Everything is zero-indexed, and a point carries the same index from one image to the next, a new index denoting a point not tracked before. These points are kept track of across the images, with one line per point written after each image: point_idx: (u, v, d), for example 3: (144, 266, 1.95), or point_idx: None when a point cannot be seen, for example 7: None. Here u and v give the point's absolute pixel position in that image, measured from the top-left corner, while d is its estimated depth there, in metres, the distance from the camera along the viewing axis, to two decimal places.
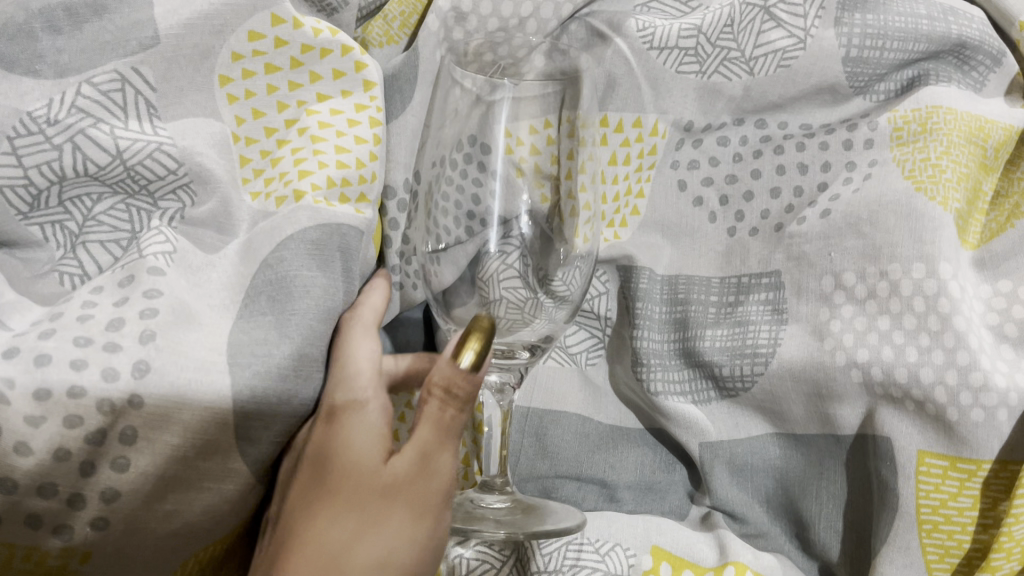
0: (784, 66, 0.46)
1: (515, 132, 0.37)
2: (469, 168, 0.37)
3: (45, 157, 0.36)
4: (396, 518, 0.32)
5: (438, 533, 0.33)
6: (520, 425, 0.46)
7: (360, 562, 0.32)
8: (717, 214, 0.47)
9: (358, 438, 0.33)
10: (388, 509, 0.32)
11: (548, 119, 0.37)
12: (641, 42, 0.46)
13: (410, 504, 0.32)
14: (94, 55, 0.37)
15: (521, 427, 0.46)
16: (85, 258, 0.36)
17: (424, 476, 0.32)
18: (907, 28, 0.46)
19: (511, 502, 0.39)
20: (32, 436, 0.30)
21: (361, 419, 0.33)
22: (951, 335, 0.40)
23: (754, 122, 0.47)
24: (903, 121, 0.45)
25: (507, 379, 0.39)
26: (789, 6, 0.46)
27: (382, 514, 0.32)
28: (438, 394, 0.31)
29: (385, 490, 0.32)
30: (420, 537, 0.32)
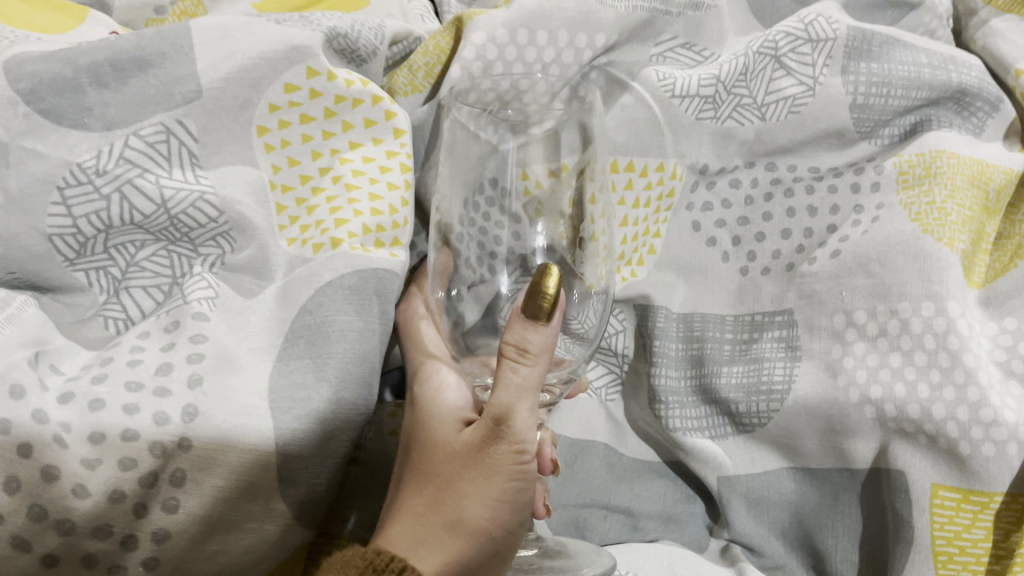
0: (795, 113, 0.48)
1: (533, 175, 0.38)
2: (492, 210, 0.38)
3: (93, 207, 0.37)
4: (480, 474, 0.34)
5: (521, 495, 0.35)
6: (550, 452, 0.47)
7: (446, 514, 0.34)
8: (729, 254, 0.49)
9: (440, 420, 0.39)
10: (470, 470, 0.34)
11: (565, 164, 0.37)
12: (664, 91, 0.47)
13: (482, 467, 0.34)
14: (140, 108, 0.38)
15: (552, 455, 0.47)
16: (128, 303, 0.38)
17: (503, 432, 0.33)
18: (909, 76, 0.48)
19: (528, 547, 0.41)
20: (89, 478, 0.31)
21: (438, 396, 0.40)
22: (961, 372, 0.41)
23: (764, 166, 0.49)
24: (908, 165, 0.47)
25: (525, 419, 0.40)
26: (798, 54, 0.48)
27: (463, 477, 0.34)
28: (512, 352, 0.31)
29: (469, 453, 0.35)
30: (500, 494, 0.34)
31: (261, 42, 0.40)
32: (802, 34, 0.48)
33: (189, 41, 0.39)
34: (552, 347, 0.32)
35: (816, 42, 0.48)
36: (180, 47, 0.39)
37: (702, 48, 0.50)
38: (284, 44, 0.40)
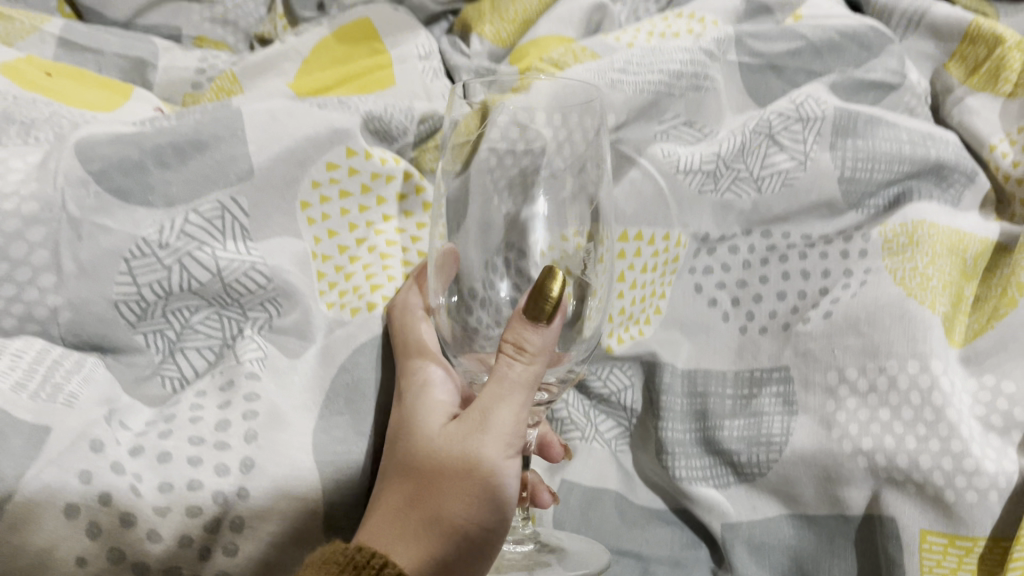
0: (787, 185, 0.52)
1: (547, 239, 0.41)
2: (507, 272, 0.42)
3: (156, 275, 0.41)
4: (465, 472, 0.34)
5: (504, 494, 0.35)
6: (566, 497, 0.51)
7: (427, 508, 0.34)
8: (729, 313, 0.53)
9: (424, 413, 0.38)
10: (452, 464, 0.35)
11: (578, 229, 0.41)
12: (669, 166, 0.52)
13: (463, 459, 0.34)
14: (198, 187, 0.42)
15: (568, 499, 0.51)
16: (183, 363, 0.41)
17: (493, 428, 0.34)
18: (892, 152, 0.53)
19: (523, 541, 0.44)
20: (159, 524, 0.34)
21: (423, 392, 0.39)
22: (945, 425, 0.45)
23: (760, 233, 0.53)
24: (893, 234, 0.51)
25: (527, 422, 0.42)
26: (791, 132, 0.53)
27: (444, 471, 0.35)
28: (512, 350, 0.34)
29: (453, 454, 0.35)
30: (484, 486, 0.34)
31: (306, 126, 0.44)
32: (794, 114, 0.53)
33: (242, 125, 0.44)
34: (549, 348, 0.35)
35: (806, 121, 0.53)
36: (234, 131, 0.44)
37: (701, 125, 0.54)
38: (327, 128, 0.45)
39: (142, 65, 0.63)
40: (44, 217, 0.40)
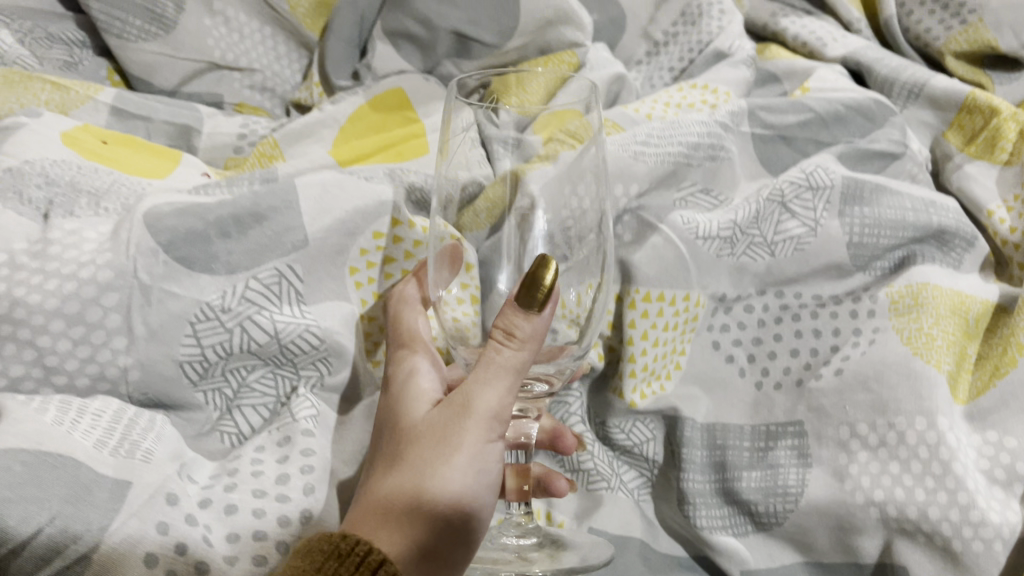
0: (799, 250, 0.56)
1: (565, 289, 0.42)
2: None
3: (218, 337, 0.44)
4: (447, 454, 0.37)
5: (483, 475, 0.38)
6: None
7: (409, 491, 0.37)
8: (745, 369, 0.56)
9: (412, 403, 0.41)
10: (437, 450, 0.38)
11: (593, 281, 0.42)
12: (689, 233, 0.55)
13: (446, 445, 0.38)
14: (258, 256, 0.46)
15: None
16: (240, 420, 0.45)
17: (477, 410, 0.38)
18: (897, 218, 0.56)
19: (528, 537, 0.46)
20: (229, 572, 0.37)
21: (410, 379, 0.43)
22: (952, 478, 0.48)
23: (774, 293, 0.56)
24: (898, 295, 0.54)
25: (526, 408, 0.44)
26: (802, 201, 0.56)
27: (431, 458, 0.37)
28: (502, 334, 0.37)
29: (437, 436, 0.38)
30: (462, 474, 0.37)
31: (355, 198, 0.48)
32: (804, 183, 0.57)
33: (296, 197, 0.47)
34: (537, 336, 0.37)
35: (816, 189, 0.56)
36: (288, 202, 0.47)
37: (718, 193, 0.58)
38: (374, 199, 0.48)
39: (188, 131, 0.67)
40: (118, 284, 0.43)
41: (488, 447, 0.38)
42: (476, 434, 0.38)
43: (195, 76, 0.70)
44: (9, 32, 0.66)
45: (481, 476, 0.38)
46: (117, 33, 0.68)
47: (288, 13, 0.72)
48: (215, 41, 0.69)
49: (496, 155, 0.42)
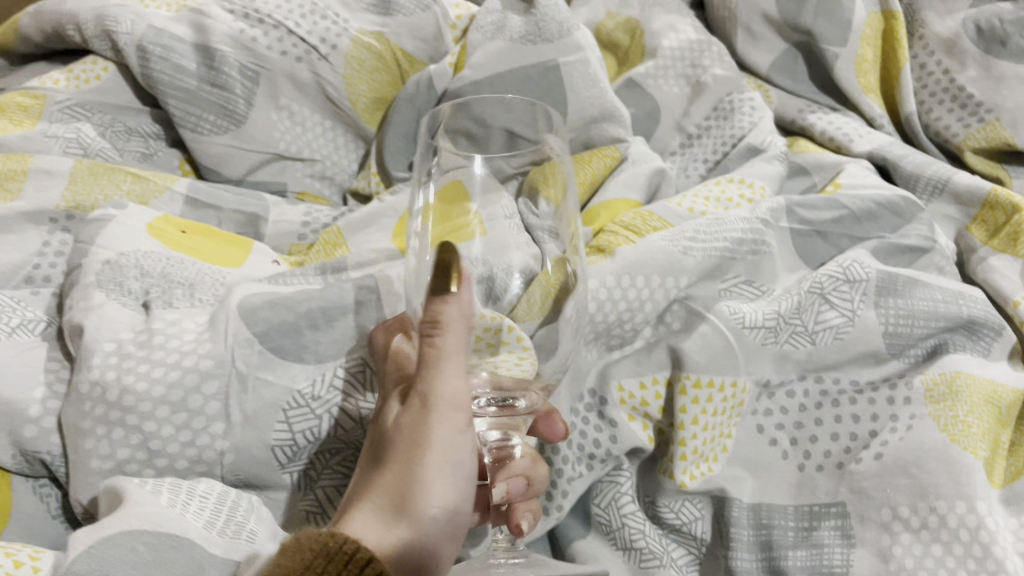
0: (838, 339, 0.59)
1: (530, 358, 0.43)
2: (591, 415, 0.58)
3: (307, 423, 0.48)
4: (417, 451, 0.41)
5: (456, 463, 0.42)
6: None
7: (397, 491, 0.41)
8: (788, 451, 0.59)
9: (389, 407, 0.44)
10: (410, 449, 0.41)
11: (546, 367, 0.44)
12: (736, 322, 0.58)
13: (413, 441, 0.41)
14: (344, 345, 0.51)
15: None
16: (322, 498, 0.50)
17: (434, 401, 0.40)
18: (929, 309, 0.60)
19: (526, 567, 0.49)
20: None
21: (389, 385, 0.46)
22: (993, 561, 0.50)
23: (814, 378, 0.60)
24: (933, 382, 0.57)
25: (506, 429, 0.46)
26: (839, 293, 0.60)
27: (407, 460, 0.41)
28: (429, 325, 0.39)
29: (406, 436, 0.42)
30: (433, 469, 0.41)
31: None
32: (841, 276, 0.61)
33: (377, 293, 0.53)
34: (458, 316, 0.39)
35: (852, 281, 0.61)
36: (371, 294, 0.53)
37: (760, 284, 0.62)
38: None
39: (255, 219, 0.71)
40: (217, 372, 0.47)
41: (457, 435, 0.41)
42: (439, 425, 0.41)
43: (261, 167, 0.74)
44: (92, 126, 0.72)
45: (452, 464, 0.41)
46: (192, 128, 0.72)
47: (350, 109, 0.75)
48: (280, 134, 0.74)
49: (541, 241, 0.46)
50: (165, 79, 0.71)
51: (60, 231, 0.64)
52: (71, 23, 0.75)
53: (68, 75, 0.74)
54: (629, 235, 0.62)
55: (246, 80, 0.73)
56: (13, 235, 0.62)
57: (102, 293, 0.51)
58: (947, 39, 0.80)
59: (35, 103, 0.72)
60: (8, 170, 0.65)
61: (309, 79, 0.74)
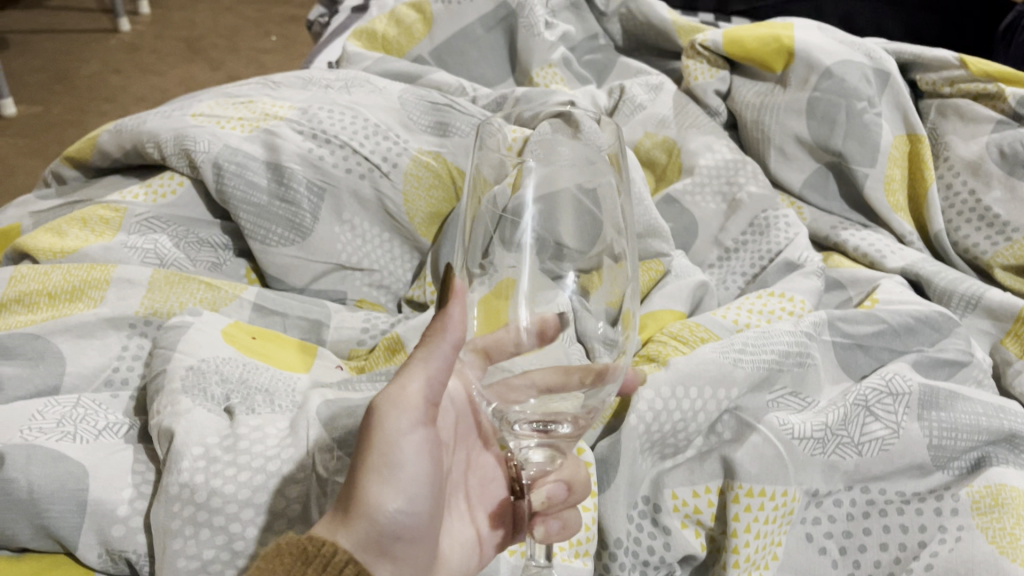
0: (884, 450, 0.61)
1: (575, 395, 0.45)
2: (644, 521, 0.59)
3: None
4: (365, 455, 0.46)
5: (404, 462, 0.46)
6: None
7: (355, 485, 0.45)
8: (838, 561, 0.60)
9: None
10: (366, 449, 0.46)
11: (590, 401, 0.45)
12: (786, 433, 0.60)
13: (372, 441, 0.46)
14: None
15: None
16: None
17: (385, 406, 0.46)
18: (972, 422, 0.62)
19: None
20: None
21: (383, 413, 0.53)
22: None
23: (860, 488, 0.61)
24: (979, 494, 0.59)
25: (550, 449, 0.47)
26: (883, 405, 0.63)
27: (362, 457, 0.46)
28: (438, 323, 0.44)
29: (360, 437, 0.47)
30: (384, 463, 0.46)
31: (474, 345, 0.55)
32: (885, 389, 0.63)
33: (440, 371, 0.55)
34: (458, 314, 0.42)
35: (895, 394, 0.63)
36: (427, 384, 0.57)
37: (805, 395, 0.65)
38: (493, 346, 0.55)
39: (318, 326, 0.74)
40: (298, 477, 0.51)
41: (404, 437, 0.46)
42: (384, 429, 0.46)
43: (326, 275, 0.78)
44: (168, 238, 0.77)
45: (399, 466, 0.46)
46: (260, 238, 0.76)
47: (408, 223, 0.80)
48: (342, 246, 0.78)
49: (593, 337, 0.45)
50: (238, 194, 0.76)
51: (137, 335, 0.68)
52: (151, 141, 0.81)
53: (147, 190, 0.80)
54: (677, 345, 0.66)
55: (313, 196, 0.77)
56: (96, 340, 0.66)
57: (188, 399, 0.55)
58: (972, 161, 0.84)
59: (115, 216, 0.77)
60: (91, 279, 0.70)
61: (371, 194, 0.80)
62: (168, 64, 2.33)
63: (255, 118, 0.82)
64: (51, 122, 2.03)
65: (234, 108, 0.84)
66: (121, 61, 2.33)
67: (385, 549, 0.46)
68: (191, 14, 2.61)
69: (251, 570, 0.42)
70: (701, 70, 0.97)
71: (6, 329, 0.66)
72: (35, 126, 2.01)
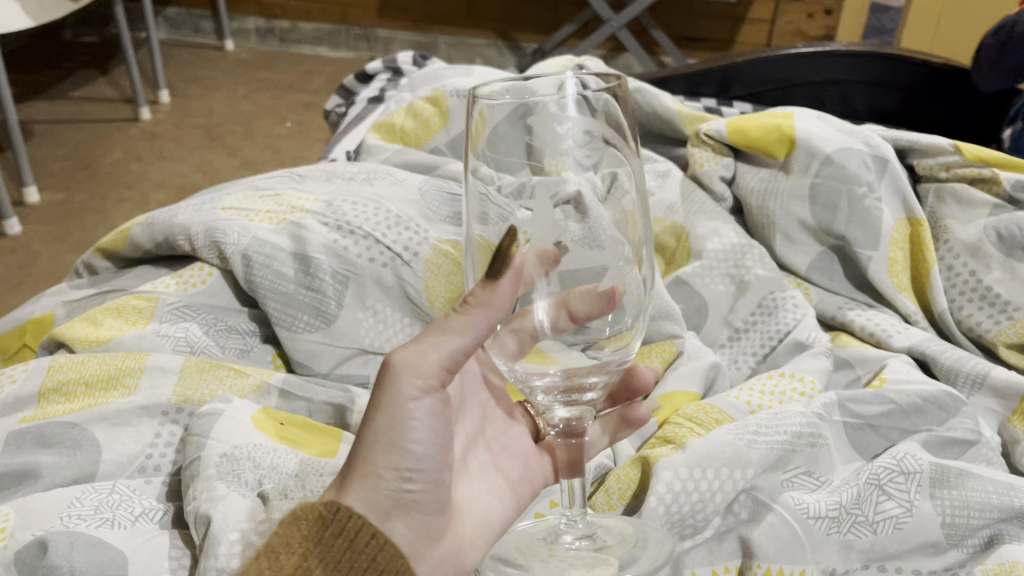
0: (899, 528, 0.62)
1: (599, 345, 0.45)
2: None
3: None
4: (373, 418, 0.46)
5: (416, 423, 0.46)
6: None
7: (366, 447, 0.46)
8: None
9: None
10: (377, 411, 0.46)
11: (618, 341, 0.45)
12: (801, 512, 0.61)
13: (385, 406, 0.46)
14: None
15: None
16: None
17: (393, 372, 0.45)
18: (984, 499, 0.63)
19: (587, 538, 0.52)
20: None
21: None
22: None
23: (877, 568, 0.62)
24: (993, 572, 0.60)
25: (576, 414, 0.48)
26: (896, 484, 0.64)
27: (373, 420, 0.46)
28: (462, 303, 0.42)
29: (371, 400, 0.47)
30: (394, 426, 0.46)
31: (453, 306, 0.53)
32: (896, 468, 0.65)
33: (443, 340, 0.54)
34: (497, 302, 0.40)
35: (906, 473, 0.64)
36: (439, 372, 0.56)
37: (818, 474, 0.67)
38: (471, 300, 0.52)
39: (342, 410, 0.75)
40: None
41: (410, 403, 0.46)
42: (394, 394, 0.45)
43: (348, 360, 0.80)
44: (198, 326, 0.80)
45: (407, 430, 0.46)
46: (287, 325, 0.79)
47: (428, 307, 0.83)
48: (365, 331, 0.81)
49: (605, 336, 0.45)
50: (266, 284, 0.79)
51: (170, 422, 0.70)
52: (182, 234, 0.85)
53: (177, 280, 0.83)
54: (692, 426, 0.68)
55: (338, 284, 0.81)
56: (130, 427, 0.69)
57: (223, 485, 0.57)
58: (971, 243, 0.88)
59: (148, 305, 0.80)
60: (126, 367, 0.73)
61: (393, 282, 0.83)
62: (186, 151, 2.41)
63: (282, 211, 0.87)
64: (74, 208, 2.09)
65: (262, 201, 0.89)
66: (141, 148, 2.40)
67: (398, 508, 0.47)
68: (208, 102, 2.70)
69: (274, 536, 0.46)
70: (706, 158, 1.02)
71: (44, 418, 0.69)
72: (58, 213, 2.07)
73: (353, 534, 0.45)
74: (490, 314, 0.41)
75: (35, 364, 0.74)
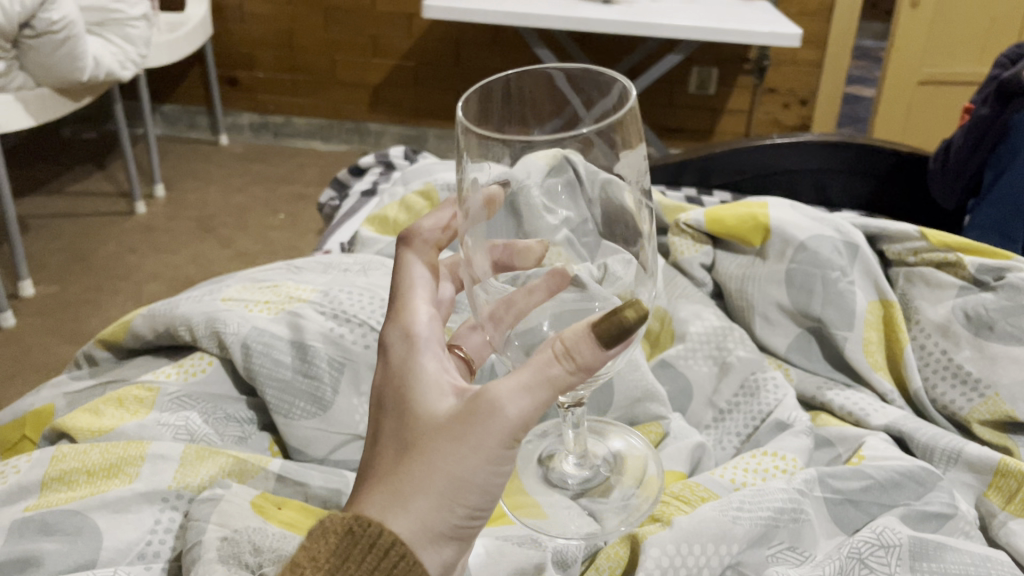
0: None
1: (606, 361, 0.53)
2: None
3: None
4: (454, 448, 0.48)
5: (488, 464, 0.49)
6: None
7: (439, 476, 0.48)
8: None
9: (434, 404, 0.50)
10: (457, 445, 0.48)
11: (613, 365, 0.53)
12: None
13: (468, 443, 0.48)
14: None
15: None
16: None
17: (491, 413, 0.48)
18: (960, 571, 0.66)
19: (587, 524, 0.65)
20: None
21: (406, 390, 0.52)
22: None
23: None
24: None
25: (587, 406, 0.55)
26: (877, 557, 0.66)
27: (449, 450, 0.48)
28: (573, 356, 0.46)
29: (451, 430, 0.49)
30: (469, 462, 0.48)
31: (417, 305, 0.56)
32: (876, 541, 0.66)
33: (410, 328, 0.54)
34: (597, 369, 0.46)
35: (888, 546, 0.66)
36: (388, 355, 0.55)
37: (802, 549, 0.68)
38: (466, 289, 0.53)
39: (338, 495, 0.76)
40: None
41: (497, 449, 0.49)
42: (485, 434, 0.48)
43: (342, 446, 0.81)
44: (198, 414, 0.82)
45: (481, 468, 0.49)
46: (284, 413, 0.81)
47: None
48: (360, 417, 0.82)
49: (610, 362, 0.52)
50: (265, 370, 0.82)
51: (170, 508, 0.72)
52: (183, 324, 0.88)
53: (178, 369, 0.86)
54: (679, 504, 0.70)
55: (334, 370, 0.83)
56: (130, 514, 0.70)
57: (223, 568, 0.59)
58: (941, 323, 0.92)
59: (149, 395, 0.83)
60: (127, 455, 0.74)
61: None
62: (180, 244, 2.45)
63: (280, 301, 0.91)
64: (69, 301, 2.12)
65: (260, 292, 0.93)
66: (137, 241, 2.45)
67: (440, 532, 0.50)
68: (202, 196, 2.76)
69: (300, 550, 0.49)
70: (687, 246, 1.06)
71: (47, 506, 0.70)
72: (54, 305, 2.10)
73: (384, 548, 0.48)
74: (589, 375, 0.46)
75: (39, 454, 0.76)
